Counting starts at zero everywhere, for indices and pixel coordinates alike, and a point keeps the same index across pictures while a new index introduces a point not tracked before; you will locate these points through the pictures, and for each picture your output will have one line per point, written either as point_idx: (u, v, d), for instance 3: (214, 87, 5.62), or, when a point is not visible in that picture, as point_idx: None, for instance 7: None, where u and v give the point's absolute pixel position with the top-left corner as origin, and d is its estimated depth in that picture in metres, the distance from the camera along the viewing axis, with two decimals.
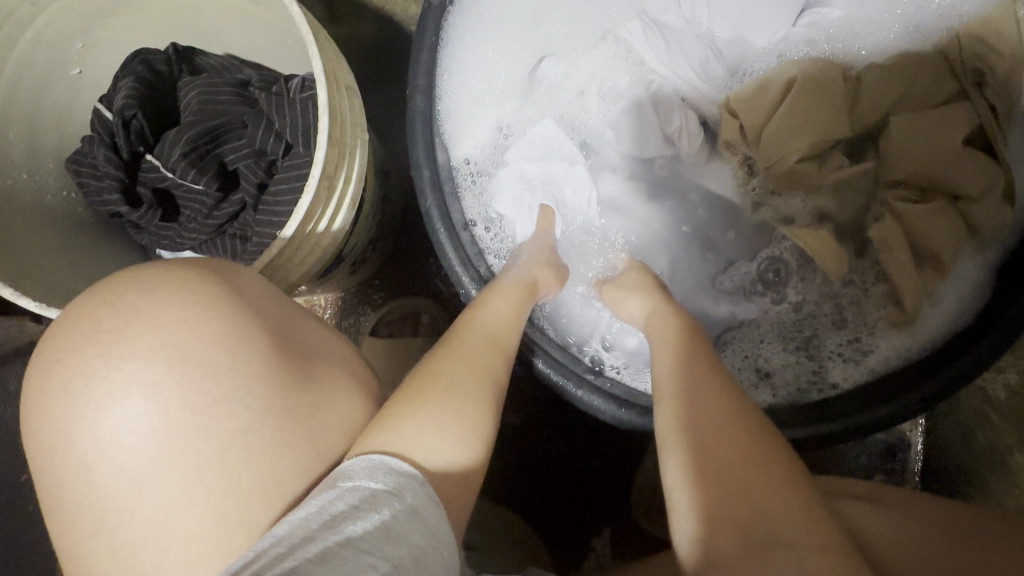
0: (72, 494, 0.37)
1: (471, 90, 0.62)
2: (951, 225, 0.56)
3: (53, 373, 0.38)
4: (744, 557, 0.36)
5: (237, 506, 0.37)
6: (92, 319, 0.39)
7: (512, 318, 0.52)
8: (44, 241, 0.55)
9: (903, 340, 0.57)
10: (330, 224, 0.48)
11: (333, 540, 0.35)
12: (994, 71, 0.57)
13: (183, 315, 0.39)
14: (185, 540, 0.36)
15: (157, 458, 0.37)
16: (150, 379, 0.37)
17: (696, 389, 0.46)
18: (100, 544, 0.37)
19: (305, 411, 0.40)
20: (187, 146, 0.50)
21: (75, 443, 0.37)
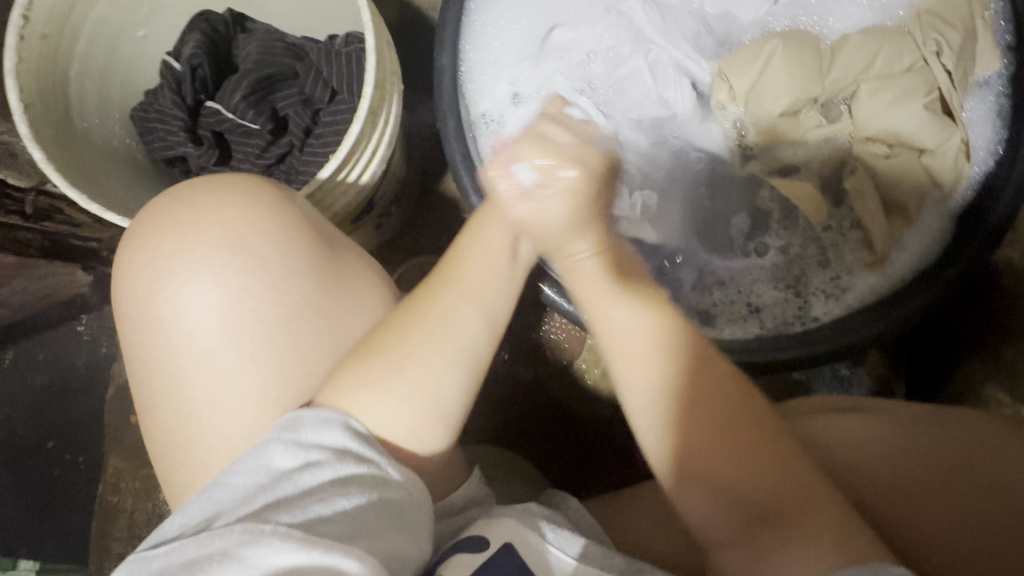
0: (147, 353, 0.45)
1: (488, 58, 0.69)
2: (915, 175, 0.64)
3: (139, 252, 0.46)
4: (742, 519, 0.40)
5: (277, 385, 0.45)
6: (170, 212, 0.46)
7: (492, 267, 0.51)
8: (117, 177, 0.59)
9: (875, 279, 0.64)
10: (371, 157, 0.55)
11: (284, 489, 0.41)
12: (949, 40, 0.64)
13: (240, 216, 0.46)
14: (235, 402, 0.44)
15: (221, 330, 0.44)
16: (218, 267, 0.45)
17: (697, 354, 0.45)
18: (167, 397, 0.45)
19: (337, 313, 0.47)
20: (248, 89, 0.57)
21: (157, 310, 0.45)
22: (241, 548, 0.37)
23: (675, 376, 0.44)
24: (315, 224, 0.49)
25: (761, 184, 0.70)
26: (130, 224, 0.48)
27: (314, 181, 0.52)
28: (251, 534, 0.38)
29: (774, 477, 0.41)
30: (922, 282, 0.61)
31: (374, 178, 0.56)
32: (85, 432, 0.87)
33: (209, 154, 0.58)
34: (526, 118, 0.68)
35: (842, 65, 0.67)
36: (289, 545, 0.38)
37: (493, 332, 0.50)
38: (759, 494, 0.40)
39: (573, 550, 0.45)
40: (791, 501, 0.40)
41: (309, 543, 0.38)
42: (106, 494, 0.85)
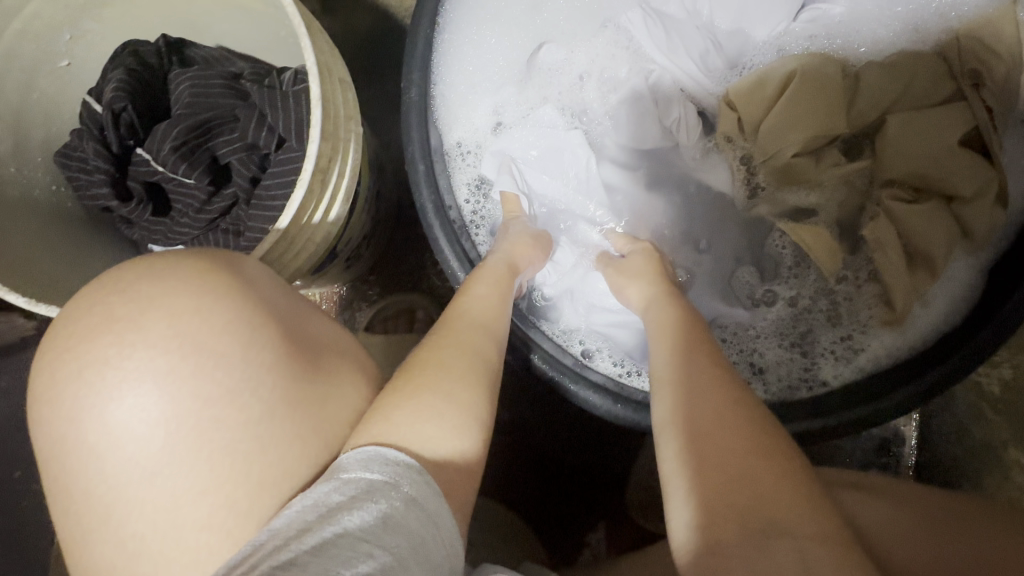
0: (81, 484, 0.37)
1: (467, 79, 0.61)
2: (946, 226, 0.56)
3: (66, 361, 0.38)
4: (745, 545, 0.36)
5: (248, 499, 0.37)
6: (105, 308, 0.38)
7: (496, 302, 0.51)
8: (40, 232, 0.53)
9: (892, 339, 0.58)
10: (325, 217, 0.48)
11: (331, 533, 0.35)
12: (991, 70, 0.57)
13: (195, 305, 0.39)
14: (196, 533, 0.36)
15: (170, 447, 0.37)
16: (164, 371, 0.37)
17: (695, 369, 0.46)
18: (110, 535, 0.37)
19: (314, 405, 0.40)
20: (178, 139, 0.50)
21: (89, 434, 0.37)
22: None
23: (678, 394, 0.45)
24: (286, 305, 0.42)
25: (770, 228, 0.64)
26: (53, 325, 0.40)
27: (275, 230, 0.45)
28: None
29: (790, 510, 0.36)
30: (948, 343, 0.54)
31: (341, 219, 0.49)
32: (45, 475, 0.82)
33: (142, 209, 0.52)
34: (509, 148, 0.62)
35: (866, 97, 0.60)
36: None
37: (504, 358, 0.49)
38: (770, 522, 0.36)
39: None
40: (810, 541, 0.35)
41: None
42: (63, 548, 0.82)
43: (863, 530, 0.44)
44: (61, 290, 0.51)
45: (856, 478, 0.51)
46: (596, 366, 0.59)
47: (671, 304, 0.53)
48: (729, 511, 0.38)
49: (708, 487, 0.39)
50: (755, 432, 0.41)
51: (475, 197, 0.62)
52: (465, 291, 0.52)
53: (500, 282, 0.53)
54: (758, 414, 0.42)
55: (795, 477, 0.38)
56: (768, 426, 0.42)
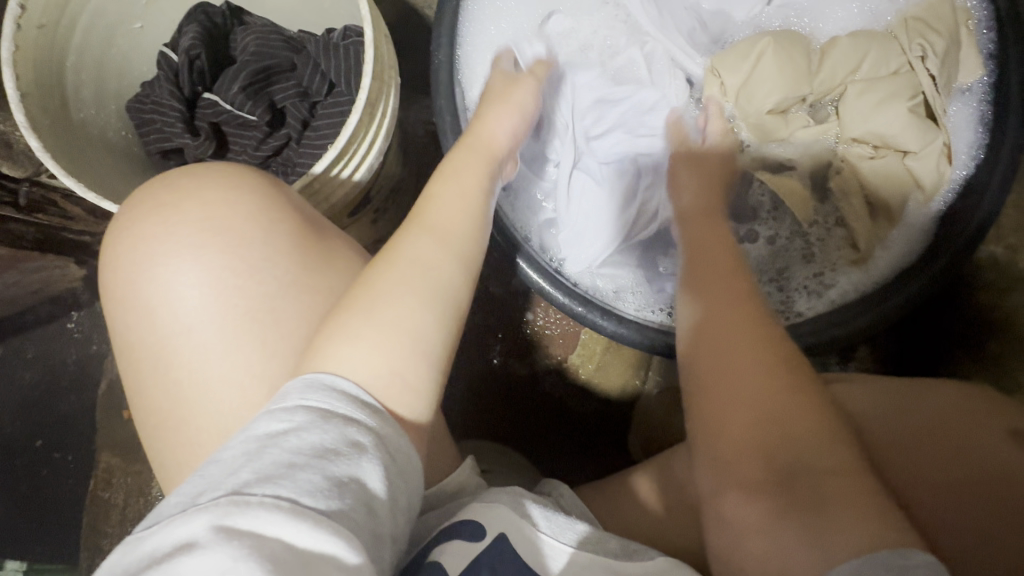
0: (133, 338, 0.44)
1: (483, 48, 0.70)
2: (898, 177, 0.66)
3: (124, 238, 0.45)
4: (770, 480, 0.41)
5: (260, 362, 0.43)
6: (154, 198, 0.46)
7: (460, 209, 0.52)
8: (116, 167, 0.60)
9: (859, 276, 0.66)
10: (370, 149, 0.55)
11: (270, 456, 0.36)
12: (932, 45, 0.65)
13: (224, 197, 0.45)
14: (221, 381, 0.42)
15: (204, 309, 0.43)
16: (200, 248, 0.44)
17: (723, 314, 0.49)
18: (157, 381, 0.43)
19: (320, 287, 0.46)
20: (246, 82, 0.58)
21: (141, 294, 0.44)
22: (228, 521, 0.33)
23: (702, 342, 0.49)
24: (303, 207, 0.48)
25: (751, 179, 0.72)
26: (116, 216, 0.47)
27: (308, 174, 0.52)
28: (237, 504, 0.33)
29: (808, 446, 0.41)
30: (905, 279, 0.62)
31: (369, 171, 0.56)
32: (78, 427, 0.85)
33: (206, 144, 0.58)
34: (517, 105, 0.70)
35: (831, 67, 0.68)
36: (278, 516, 0.33)
37: (465, 269, 0.49)
38: (790, 462, 0.41)
39: (569, 538, 0.47)
40: (825, 469, 0.40)
41: (299, 515, 0.34)
42: (99, 489, 0.84)
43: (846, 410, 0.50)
44: None
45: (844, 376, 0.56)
46: (604, 298, 0.65)
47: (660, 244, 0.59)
48: (755, 451, 0.43)
49: (737, 432, 0.44)
50: (765, 375, 0.44)
51: None
52: (423, 207, 0.52)
53: (463, 196, 0.54)
54: (781, 357, 0.45)
55: (811, 410, 0.42)
56: (788, 361, 0.45)
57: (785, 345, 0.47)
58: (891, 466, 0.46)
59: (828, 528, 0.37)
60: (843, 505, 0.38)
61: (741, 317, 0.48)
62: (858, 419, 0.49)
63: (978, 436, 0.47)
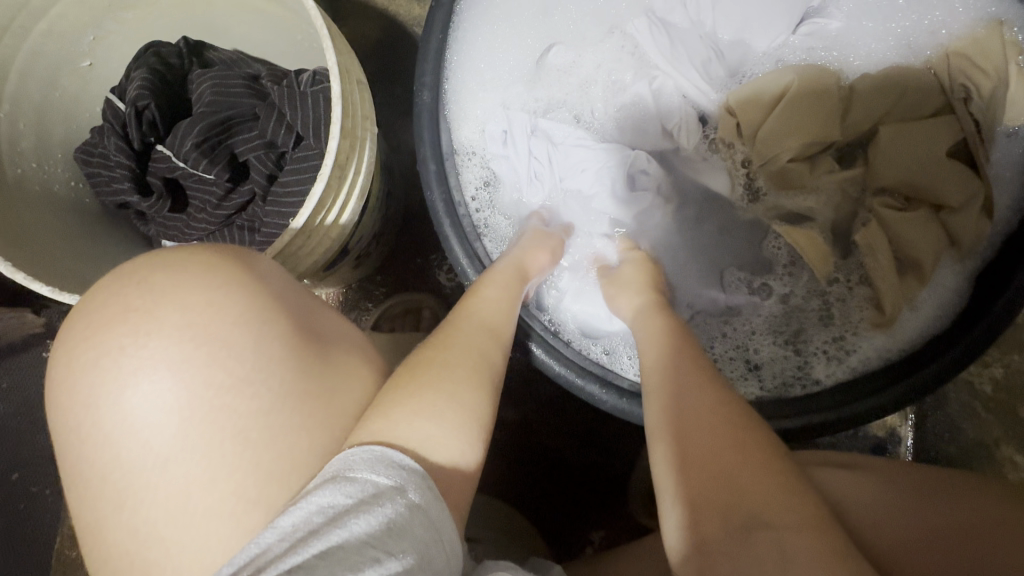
0: (96, 469, 0.38)
1: (478, 82, 0.64)
2: (934, 233, 0.58)
3: (83, 351, 0.38)
4: (728, 540, 0.36)
5: (258, 490, 0.37)
6: (121, 300, 0.39)
7: (504, 304, 0.52)
8: (60, 226, 0.55)
9: (883, 341, 0.59)
10: (341, 214, 0.49)
11: (336, 538, 0.34)
12: (978, 87, 0.59)
13: (206, 298, 0.39)
14: (205, 517, 0.36)
15: (183, 434, 0.37)
16: (179, 362, 0.38)
17: (684, 368, 0.46)
18: (122, 520, 0.37)
19: (321, 397, 0.40)
20: (200, 137, 0.52)
21: (104, 418, 0.37)
22: None
23: (664, 397, 0.45)
24: (292, 298, 0.43)
25: (767, 231, 0.66)
26: (66, 323, 0.40)
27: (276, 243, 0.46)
28: None
29: (771, 500, 0.36)
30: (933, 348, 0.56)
31: (354, 218, 0.50)
32: (46, 475, 0.81)
33: (160, 204, 0.54)
34: (515, 150, 0.64)
35: (860, 108, 0.62)
36: None
37: (500, 344, 0.49)
38: (754, 516, 0.36)
39: None
40: (788, 530, 0.35)
41: None
42: (64, 547, 0.80)
43: (834, 498, 0.46)
44: (83, 280, 0.52)
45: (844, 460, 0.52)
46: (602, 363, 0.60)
47: (659, 312, 0.54)
48: (713, 506, 0.38)
49: (698, 486, 0.39)
50: (729, 428, 0.41)
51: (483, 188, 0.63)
52: (474, 293, 0.52)
53: (508, 283, 0.53)
54: (746, 413, 0.42)
55: (773, 467, 0.38)
56: (752, 418, 0.42)
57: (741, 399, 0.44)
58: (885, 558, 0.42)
59: None
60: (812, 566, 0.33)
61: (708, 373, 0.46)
62: (845, 509, 0.45)
63: (979, 536, 0.43)
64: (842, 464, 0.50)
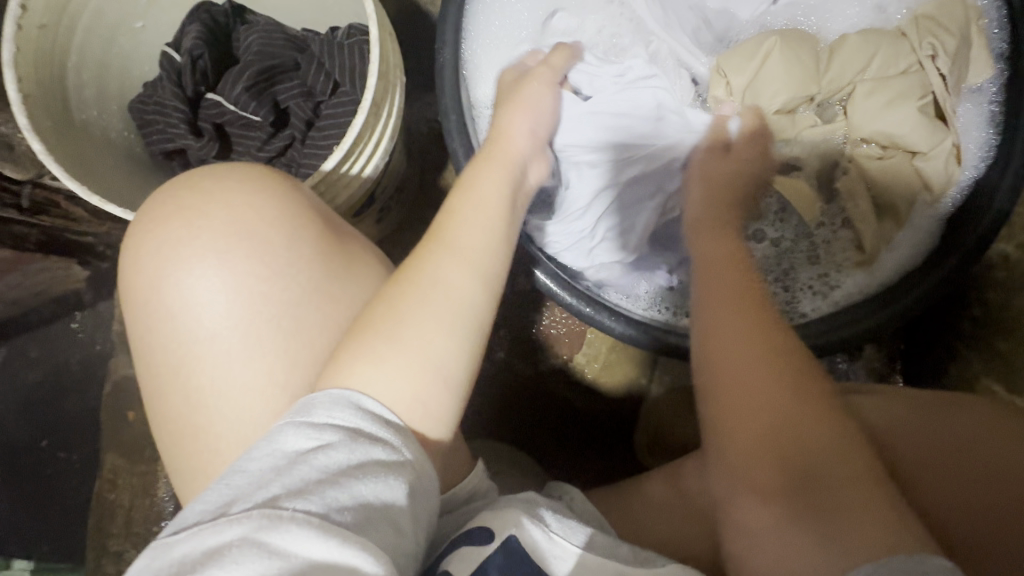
0: (154, 341, 0.43)
1: (488, 48, 0.70)
2: (907, 180, 0.65)
3: (146, 240, 0.44)
4: (789, 485, 0.41)
5: (284, 373, 0.43)
6: (176, 200, 0.45)
7: (488, 220, 0.51)
8: (118, 167, 0.60)
9: (863, 278, 0.65)
10: (375, 149, 0.55)
11: (300, 474, 0.37)
12: (944, 44, 0.63)
13: (248, 202, 0.44)
14: (241, 389, 0.42)
15: (228, 316, 0.43)
16: (225, 254, 0.43)
17: (724, 312, 0.51)
18: (175, 385, 0.43)
19: (341, 298, 0.46)
20: (249, 81, 0.58)
21: (162, 298, 0.43)
22: (260, 534, 0.34)
23: (705, 344, 0.50)
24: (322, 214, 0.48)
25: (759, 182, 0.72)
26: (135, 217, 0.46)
27: (317, 173, 0.51)
28: (269, 519, 0.34)
29: (825, 453, 0.41)
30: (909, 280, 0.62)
31: (376, 171, 0.56)
32: (85, 424, 0.84)
33: (210, 146, 0.59)
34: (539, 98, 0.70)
35: (838, 66, 0.67)
36: (308, 531, 0.34)
37: (489, 291, 0.48)
38: (810, 466, 0.41)
39: (580, 539, 0.47)
40: (842, 477, 0.40)
41: (327, 533, 0.34)
42: (103, 492, 0.83)
43: (870, 424, 0.50)
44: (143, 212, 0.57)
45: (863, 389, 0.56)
46: (605, 297, 0.65)
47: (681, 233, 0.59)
48: (770, 456, 0.43)
49: (753, 448, 0.44)
50: (779, 381, 0.45)
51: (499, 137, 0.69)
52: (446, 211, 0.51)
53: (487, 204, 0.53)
54: (791, 362, 0.46)
55: (826, 417, 0.43)
56: (801, 369, 0.46)
57: (791, 349, 0.47)
58: (918, 479, 0.48)
59: (841, 533, 0.38)
60: (866, 507, 0.38)
61: (737, 306, 0.51)
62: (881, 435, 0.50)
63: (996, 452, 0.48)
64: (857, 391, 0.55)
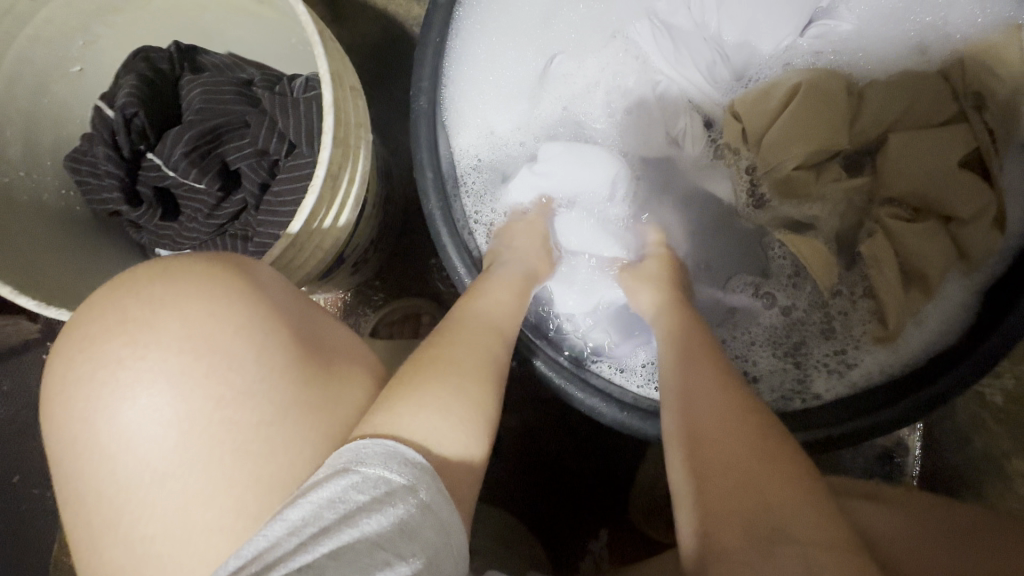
0: (90, 482, 0.38)
1: (477, 85, 0.63)
2: (942, 245, 0.56)
3: (79, 361, 0.38)
4: (749, 549, 0.35)
5: (257, 503, 0.37)
6: (118, 311, 0.39)
7: (509, 301, 0.52)
8: (47, 236, 0.58)
9: (886, 357, 0.57)
10: (335, 222, 0.48)
11: (347, 537, 0.34)
12: (993, 92, 0.57)
13: (207, 307, 0.39)
14: (203, 533, 0.36)
15: (181, 447, 0.37)
16: (179, 374, 0.38)
17: (695, 375, 0.45)
18: (116, 534, 0.37)
19: (321, 407, 0.40)
20: (189, 145, 0.54)
21: (101, 432, 0.38)
22: None
23: (677, 400, 0.44)
24: (293, 310, 0.42)
25: (770, 242, 0.64)
26: (66, 326, 0.41)
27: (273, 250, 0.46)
28: None
29: (801, 517, 0.35)
30: (934, 368, 0.54)
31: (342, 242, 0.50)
32: (43, 478, 0.80)
33: (150, 213, 0.57)
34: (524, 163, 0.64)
35: (869, 116, 0.60)
36: None
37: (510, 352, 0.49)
38: (777, 530, 0.35)
39: None
40: (815, 548, 0.34)
41: None
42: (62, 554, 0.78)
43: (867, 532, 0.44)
44: (70, 287, 0.55)
45: (866, 488, 0.51)
46: (598, 372, 0.59)
47: (677, 310, 0.54)
48: (734, 516, 0.37)
49: (718, 499, 0.38)
50: (756, 438, 0.40)
51: (478, 194, 0.62)
52: (481, 283, 0.53)
53: (513, 284, 0.54)
54: (769, 422, 0.41)
55: (803, 481, 0.38)
56: (777, 432, 0.41)
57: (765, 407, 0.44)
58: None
59: None
60: None
61: (714, 360, 0.46)
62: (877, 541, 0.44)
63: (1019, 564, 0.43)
64: (863, 492, 0.49)
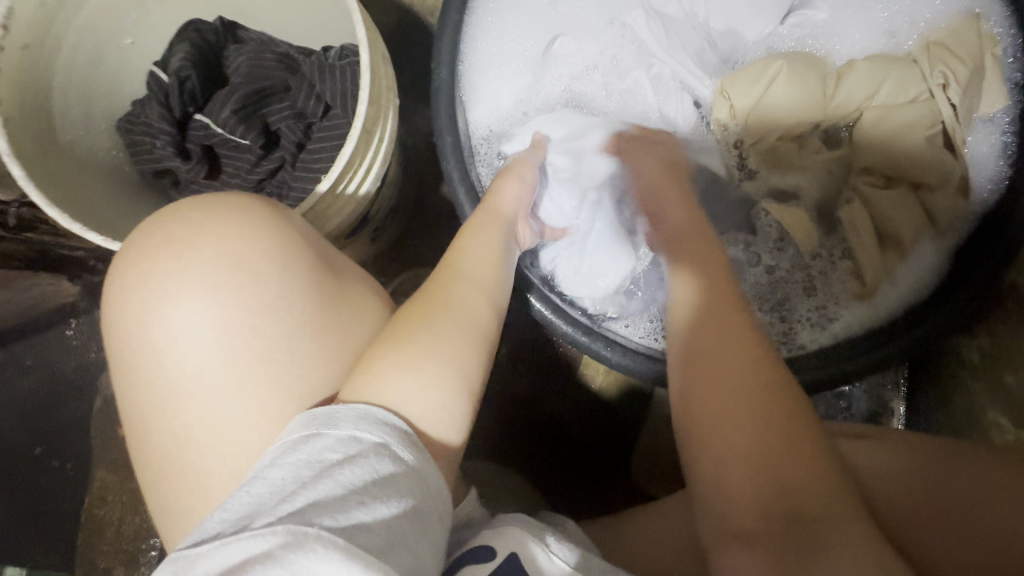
0: (140, 379, 0.42)
1: (489, 66, 0.69)
2: (913, 209, 0.62)
3: (134, 272, 0.43)
4: (772, 526, 0.40)
5: (277, 406, 0.42)
6: (166, 232, 0.44)
7: (493, 254, 0.55)
8: (101, 188, 0.62)
9: (862, 311, 0.63)
10: (365, 178, 0.53)
11: (323, 488, 0.37)
12: (955, 74, 0.62)
13: (240, 232, 0.43)
14: (235, 427, 0.41)
15: (218, 351, 0.42)
16: (216, 286, 0.42)
17: (700, 355, 0.49)
18: (163, 423, 0.42)
19: (334, 328, 0.45)
20: (238, 105, 0.60)
21: (150, 334, 0.42)
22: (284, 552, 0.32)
23: (687, 384, 0.48)
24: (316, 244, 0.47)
25: (757, 209, 0.69)
26: (122, 246, 0.45)
27: (308, 198, 0.50)
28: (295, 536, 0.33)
29: (812, 494, 0.40)
30: (907, 319, 0.59)
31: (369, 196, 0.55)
32: (73, 438, 0.83)
33: (197, 168, 0.62)
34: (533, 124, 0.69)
35: (846, 91, 0.65)
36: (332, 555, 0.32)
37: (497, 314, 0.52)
38: (795, 510, 0.40)
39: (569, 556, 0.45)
40: (828, 524, 0.39)
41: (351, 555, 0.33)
42: (93, 506, 0.82)
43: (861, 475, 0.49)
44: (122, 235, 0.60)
45: (857, 429, 0.55)
46: (600, 323, 0.63)
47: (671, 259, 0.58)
48: (755, 494, 0.42)
49: (737, 481, 0.43)
50: (763, 420, 0.44)
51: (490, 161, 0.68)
52: (456, 248, 0.54)
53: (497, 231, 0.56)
54: (774, 399, 0.44)
55: (809, 457, 0.42)
56: (784, 408, 0.44)
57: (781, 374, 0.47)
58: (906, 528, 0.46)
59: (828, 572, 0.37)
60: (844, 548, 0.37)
61: (718, 336, 0.49)
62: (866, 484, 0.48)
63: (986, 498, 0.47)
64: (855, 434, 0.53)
